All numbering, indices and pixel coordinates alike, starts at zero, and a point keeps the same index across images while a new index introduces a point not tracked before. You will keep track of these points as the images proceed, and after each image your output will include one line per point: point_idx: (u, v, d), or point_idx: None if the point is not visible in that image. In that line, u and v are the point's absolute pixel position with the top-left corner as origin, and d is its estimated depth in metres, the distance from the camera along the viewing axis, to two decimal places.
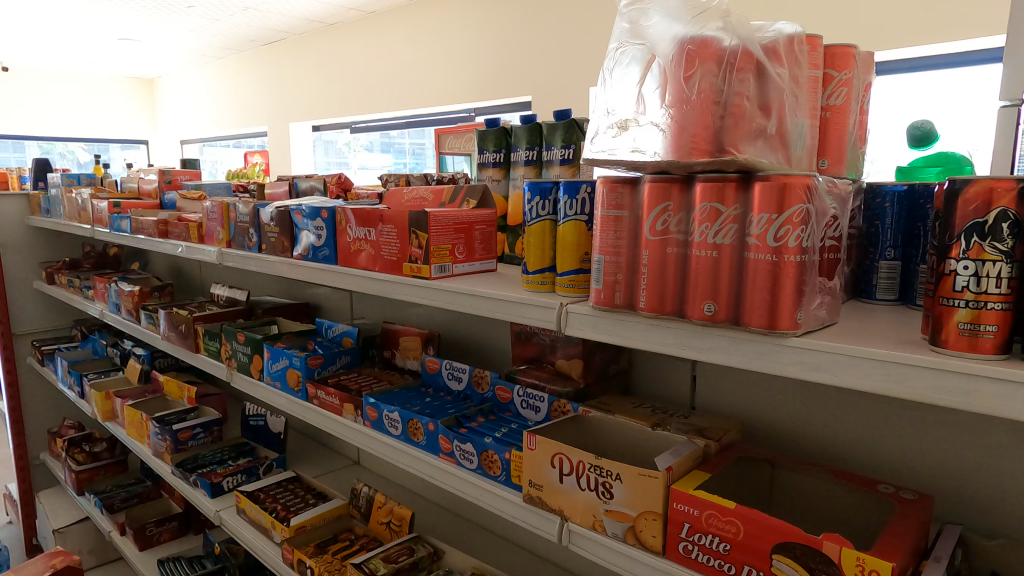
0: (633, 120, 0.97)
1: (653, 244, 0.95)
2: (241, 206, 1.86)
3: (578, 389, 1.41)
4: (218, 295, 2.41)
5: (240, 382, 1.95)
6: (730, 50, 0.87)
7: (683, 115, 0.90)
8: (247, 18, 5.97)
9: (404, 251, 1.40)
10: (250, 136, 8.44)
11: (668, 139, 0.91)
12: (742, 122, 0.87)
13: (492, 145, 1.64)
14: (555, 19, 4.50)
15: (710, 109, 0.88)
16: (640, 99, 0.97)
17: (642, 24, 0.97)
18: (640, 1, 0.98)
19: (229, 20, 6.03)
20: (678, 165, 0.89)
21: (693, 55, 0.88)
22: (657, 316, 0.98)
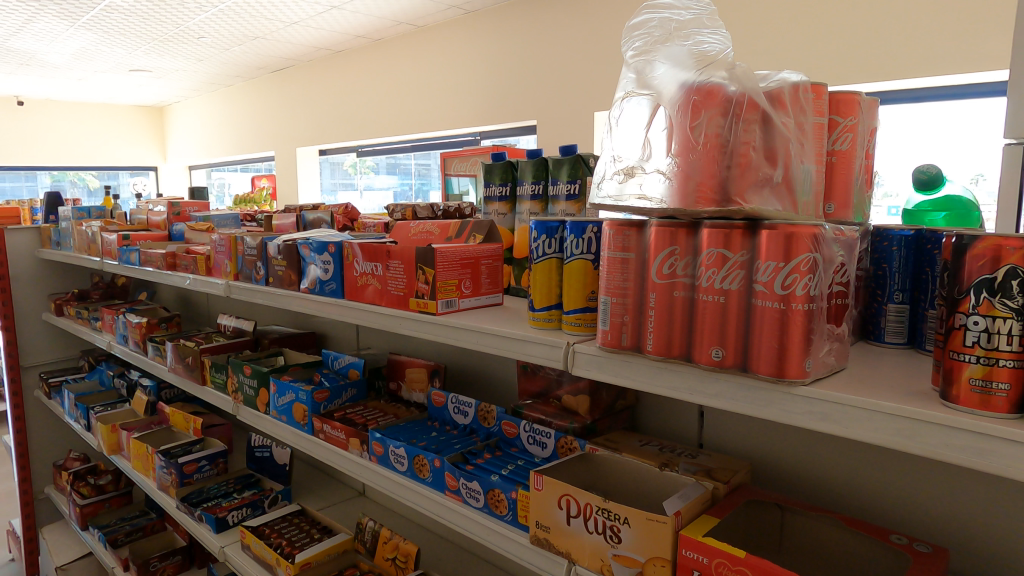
0: (639, 167, 0.98)
1: (661, 288, 0.95)
2: (248, 240, 1.87)
3: (585, 425, 1.41)
4: (225, 325, 2.43)
5: (246, 414, 1.95)
6: (735, 99, 0.89)
7: (689, 162, 0.91)
8: (256, 47, 6.07)
9: (411, 285, 1.40)
10: (258, 162, 8.54)
11: (674, 187, 0.92)
12: (748, 172, 0.88)
13: (498, 179, 1.65)
14: (559, 48, 4.55)
15: (716, 157, 0.89)
16: (645, 144, 0.98)
17: (648, 73, 0.99)
18: (646, 52, 1.01)
19: (237, 50, 6.14)
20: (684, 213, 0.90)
21: (698, 104, 0.90)
22: (664, 359, 0.98)
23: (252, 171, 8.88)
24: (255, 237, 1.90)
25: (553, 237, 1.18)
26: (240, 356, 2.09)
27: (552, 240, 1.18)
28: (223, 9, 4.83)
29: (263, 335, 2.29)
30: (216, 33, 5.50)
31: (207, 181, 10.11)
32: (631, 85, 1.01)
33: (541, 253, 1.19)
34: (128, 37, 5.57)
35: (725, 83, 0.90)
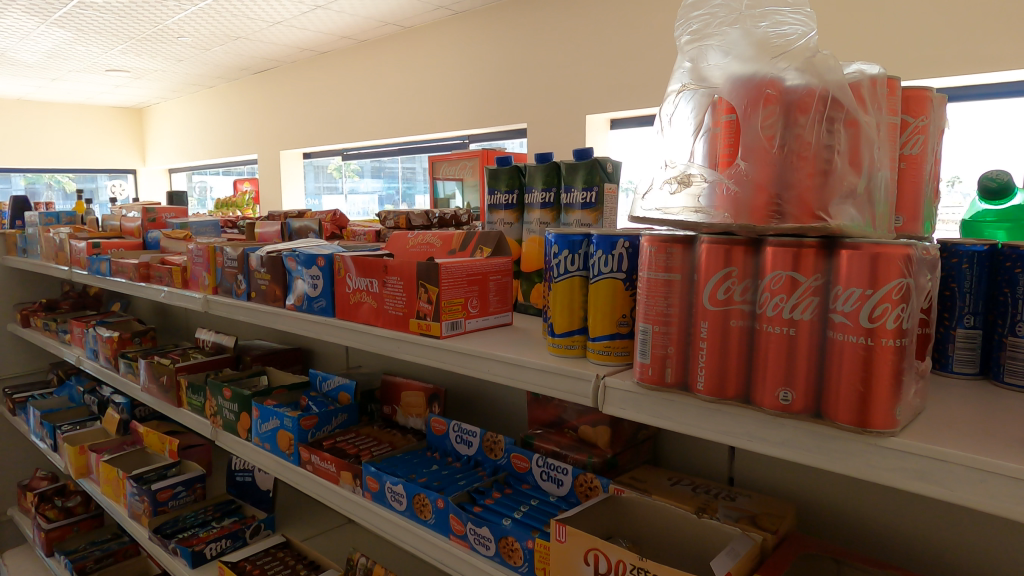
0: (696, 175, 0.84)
1: (713, 316, 0.81)
2: (228, 250, 1.71)
3: (605, 459, 1.27)
4: (203, 341, 2.27)
5: (225, 442, 1.78)
6: (816, 95, 0.76)
7: (761, 170, 0.77)
8: (238, 48, 5.87)
9: (411, 305, 1.25)
10: (240, 165, 8.32)
11: (741, 200, 0.79)
12: (830, 182, 0.75)
13: (504, 185, 1.49)
14: (552, 49, 4.41)
15: (799, 165, 0.76)
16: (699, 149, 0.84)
17: (703, 64, 0.86)
18: (702, 38, 0.87)
19: (218, 50, 5.93)
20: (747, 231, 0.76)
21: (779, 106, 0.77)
22: (717, 400, 0.84)
23: (234, 175, 8.66)
24: (237, 247, 1.73)
25: (578, 253, 1.03)
26: (219, 376, 1.92)
27: (576, 256, 1.03)
28: (203, 7, 4.65)
29: (245, 353, 2.13)
30: (196, 32, 5.30)
31: (187, 184, 9.86)
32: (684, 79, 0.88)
33: (563, 270, 1.04)
34: (103, 36, 5.35)
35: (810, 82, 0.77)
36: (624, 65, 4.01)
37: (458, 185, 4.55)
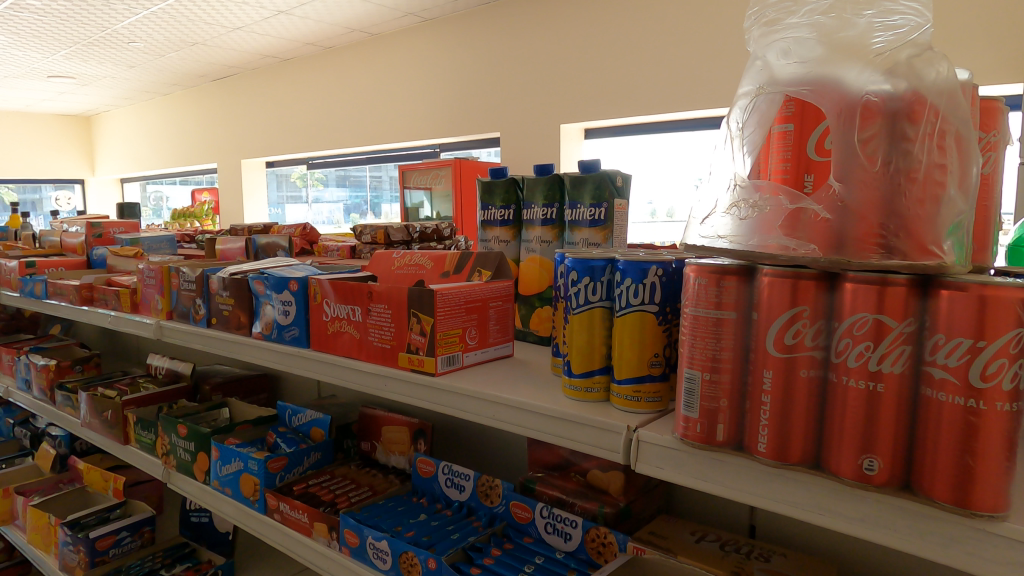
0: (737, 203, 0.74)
1: (778, 365, 0.69)
2: (185, 270, 1.52)
3: (618, 510, 1.12)
4: (157, 368, 2.07)
5: (180, 485, 1.58)
6: (921, 107, 0.65)
7: (861, 195, 0.66)
8: (194, 54, 5.59)
9: (401, 337, 1.09)
10: (198, 174, 7.98)
11: (816, 233, 0.68)
12: (940, 208, 0.65)
13: (499, 201, 1.34)
14: (524, 59, 4.29)
15: (903, 185, 0.65)
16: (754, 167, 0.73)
17: (770, 63, 0.74)
18: (769, 36, 0.77)
19: (173, 55, 5.64)
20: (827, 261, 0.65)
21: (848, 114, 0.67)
22: (779, 465, 0.71)
23: (191, 185, 8.32)
24: (194, 267, 1.55)
25: (600, 281, 0.88)
26: (173, 410, 1.72)
27: (598, 285, 0.88)
28: (156, 10, 4.39)
29: (203, 381, 1.93)
30: (149, 37, 5.03)
31: (142, 194, 9.45)
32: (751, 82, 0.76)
33: (583, 301, 0.89)
34: (47, 39, 5.03)
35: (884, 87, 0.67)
36: (600, 76, 3.91)
37: (427, 196, 4.40)
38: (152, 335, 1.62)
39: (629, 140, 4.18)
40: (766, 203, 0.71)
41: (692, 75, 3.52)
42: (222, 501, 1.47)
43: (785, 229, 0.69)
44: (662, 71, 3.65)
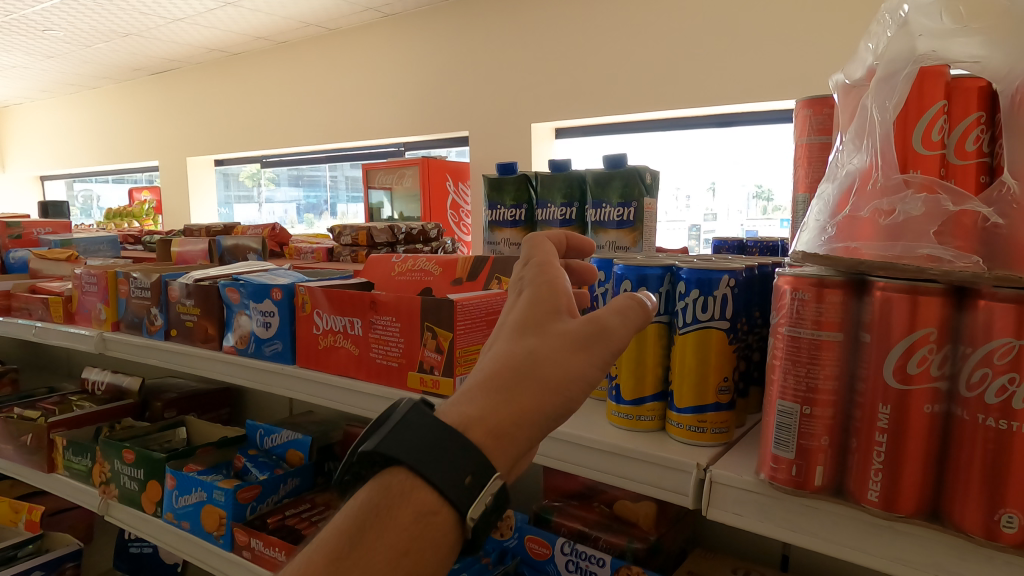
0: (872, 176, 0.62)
1: (894, 399, 0.58)
2: (137, 275, 1.34)
3: (649, 545, 1.00)
4: (97, 382, 1.87)
5: (124, 518, 1.39)
6: None
7: None
8: (128, 45, 5.00)
9: (412, 354, 0.95)
10: (133, 172, 7.37)
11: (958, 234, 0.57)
12: None
13: (509, 199, 1.22)
14: (491, 56, 3.96)
15: None
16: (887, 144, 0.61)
17: (909, 40, 0.63)
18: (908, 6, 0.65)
19: (101, 46, 5.02)
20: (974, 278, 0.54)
21: (948, 105, 0.60)
22: (889, 516, 0.60)
23: (129, 183, 7.60)
24: (148, 271, 1.37)
25: (658, 292, 0.78)
26: (117, 431, 1.52)
27: (655, 297, 0.78)
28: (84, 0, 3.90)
29: (154, 397, 1.74)
30: (73, 27, 4.43)
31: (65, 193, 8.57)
32: (868, 67, 0.66)
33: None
34: None
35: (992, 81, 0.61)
36: (570, 77, 3.63)
37: (391, 198, 4.19)
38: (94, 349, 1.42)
39: (602, 140, 3.88)
40: (909, 203, 0.58)
41: (677, 73, 3.26)
42: (176, 537, 1.27)
43: (936, 236, 0.57)
44: (644, 71, 3.36)
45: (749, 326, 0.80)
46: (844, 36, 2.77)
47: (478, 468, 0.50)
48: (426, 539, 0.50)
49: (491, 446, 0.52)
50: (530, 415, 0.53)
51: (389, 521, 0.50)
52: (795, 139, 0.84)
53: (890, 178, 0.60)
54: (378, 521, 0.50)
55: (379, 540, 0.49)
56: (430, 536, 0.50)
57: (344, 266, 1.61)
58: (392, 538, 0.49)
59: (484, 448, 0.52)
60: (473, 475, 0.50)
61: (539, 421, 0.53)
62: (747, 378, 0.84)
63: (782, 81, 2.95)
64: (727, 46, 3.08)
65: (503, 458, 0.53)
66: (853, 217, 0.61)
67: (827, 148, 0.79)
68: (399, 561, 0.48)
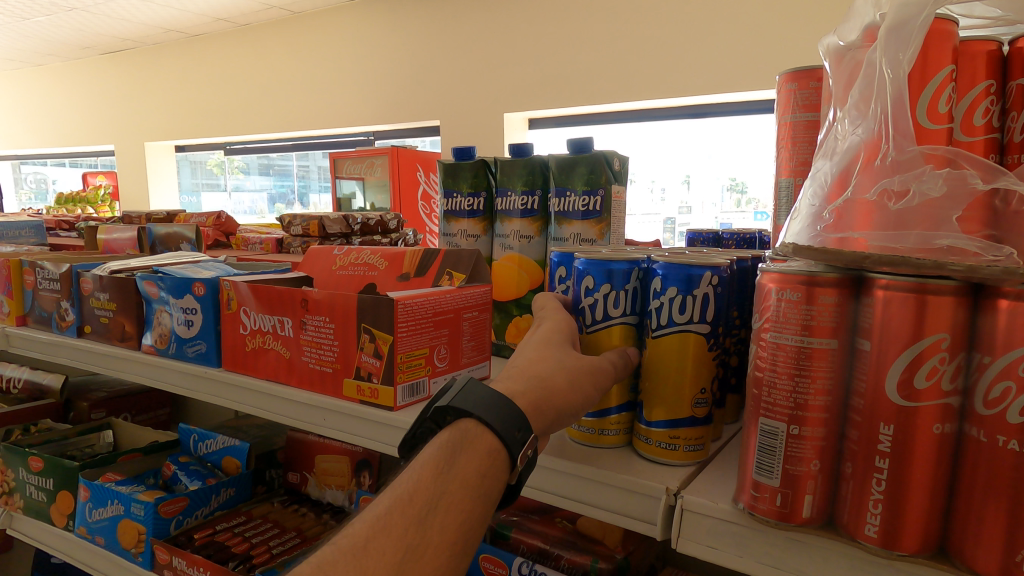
0: (881, 153, 0.51)
1: (896, 417, 0.48)
2: (45, 266, 1.21)
3: (615, 564, 0.91)
4: (13, 380, 1.71)
5: (33, 532, 1.25)
6: None
7: None
8: (76, 21, 4.71)
9: (349, 358, 0.84)
10: (88, 155, 6.99)
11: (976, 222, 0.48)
12: None
13: (466, 186, 1.11)
14: (463, 41, 3.81)
15: None
16: (894, 111, 0.51)
17: None
18: None
19: (48, 21, 4.72)
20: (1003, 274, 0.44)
21: (955, 70, 0.51)
22: (889, 556, 0.50)
23: (84, 167, 7.19)
24: (58, 261, 1.23)
25: (624, 289, 0.69)
26: (30, 436, 1.38)
27: (620, 295, 0.69)
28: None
29: (79, 397, 1.60)
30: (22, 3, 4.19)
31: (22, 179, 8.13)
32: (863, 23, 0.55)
33: (599, 318, 0.70)
34: None
35: (1001, 45, 0.53)
36: (544, 63, 3.51)
37: (361, 187, 4.06)
38: None
39: (574, 131, 3.79)
40: (927, 181, 0.49)
41: (649, 59, 3.18)
42: (91, 555, 1.14)
43: (958, 223, 0.48)
44: (619, 58, 3.26)
45: (728, 328, 0.71)
46: (819, 24, 2.71)
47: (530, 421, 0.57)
48: (493, 473, 0.55)
49: (536, 409, 0.59)
50: (559, 397, 0.62)
51: (466, 454, 0.54)
52: (777, 118, 0.74)
53: (903, 152, 0.50)
54: (458, 454, 0.54)
55: (463, 467, 0.53)
56: (496, 472, 0.55)
57: (289, 258, 1.48)
58: (472, 468, 0.53)
59: (531, 409, 0.58)
60: (524, 428, 0.56)
61: (562, 406, 0.62)
62: (724, 385, 0.76)
63: (757, 70, 2.88)
64: (700, 33, 3.01)
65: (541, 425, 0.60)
66: (855, 201, 0.51)
67: (814, 127, 0.70)
68: (479, 483, 0.53)
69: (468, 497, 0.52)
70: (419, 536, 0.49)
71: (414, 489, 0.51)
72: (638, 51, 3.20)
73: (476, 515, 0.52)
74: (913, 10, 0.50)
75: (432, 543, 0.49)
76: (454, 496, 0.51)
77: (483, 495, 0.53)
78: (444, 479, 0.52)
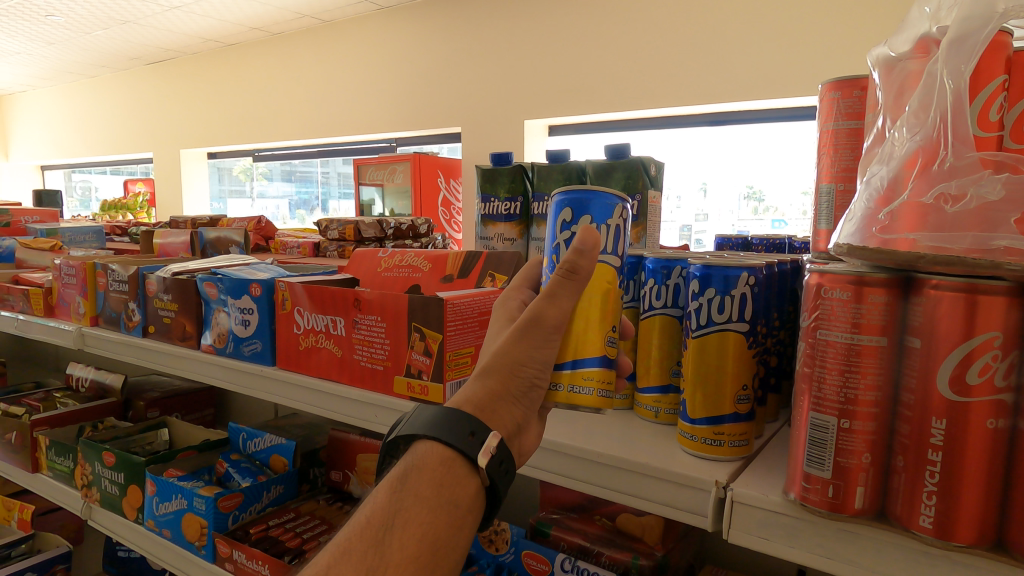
0: (938, 156, 0.53)
1: (948, 412, 0.50)
2: (115, 268, 1.26)
3: (655, 561, 0.93)
4: (80, 380, 1.76)
5: (107, 523, 1.30)
6: None
7: None
8: (127, 33, 4.89)
9: (400, 357, 0.88)
10: (128, 163, 7.19)
11: None
12: None
13: (503, 191, 1.14)
14: (490, 48, 3.85)
15: None
16: (949, 119, 0.53)
17: None
18: None
19: (102, 34, 4.91)
20: None
21: (1007, 82, 0.53)
22: (945, 547, 0.52)
23: (125, 174, 7.40)
24: (126, 263, 1.29)
25: (605, 225, 0.67)
26: (98, 432, 1.44)
27: (601, 229, 0.67)
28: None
29: (136, 396, 1.66)
30: (72, 12, 4.34)
31: (66, 184, 8.35)
32: (915, 34, 0.58)
33: None
34: None
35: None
36: (571, 70, 3.53)
37: (380, 193, 4.08)
38: (73, 345, 1.34)
39: (596, 137, 3.81)
40: (985, 184, 0.50)
41: (674, 67, 3.18)
42: (158, 546, 1.19)
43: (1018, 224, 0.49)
44: (645, 65, 3.28)
45: (768, 329, 0.73)
46: (848, 33, 2.69)
47: (483, 423, 0.59)
48: (454, 483, 0.58)
49: (491, 410, 0.62)
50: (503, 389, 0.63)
51: (421, 472, 0.58)
52: (818, 126, 0.76)
53: (960, 157, 0.52)
54: (412, 473, 0.58)
55: (417, 483, 0.57)
56: (454, 483, 0.58)
57: (331, 261, 1.53)
58: (426, 484, 0.57)
59: (483, 413, 0.61)
60: (476, 431, 0.59)
61: (509, 392, 0.64)
62: (764, 385, 0.77)
63: (784, 78, 2.87)
64: (725, 40, 3.01)
65: (503, 424, 0.62)
66: (908, 202, 0.53)
67: (857, 134, 0.72)
68: (438, 495, 0.56)
69: (426, 511, 0.55)
70: (378, 555, 0.52)
71: (370, 516, 0.55)
72: (664, 58, 3.21)
73: (438, 526, 0.55)
74: (971, 26, 0.52)
75: (391, 561, 0.52)
76: (408, 514, 0.54)
77: (446, 505, 0.56)
78: (398, 499, 0.56)
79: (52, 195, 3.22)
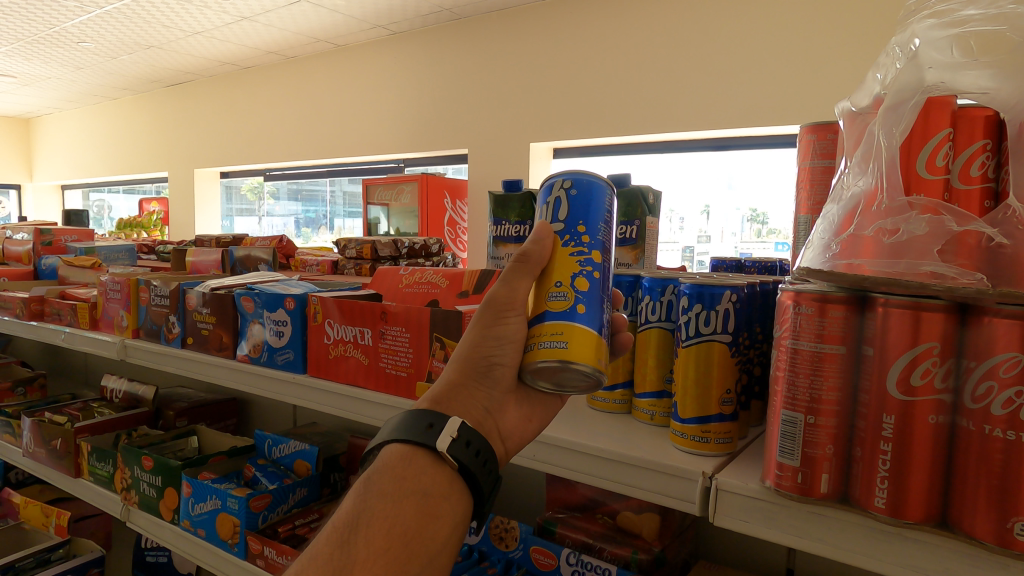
0: (881, 189, 0.63)
1: (898, 409, 0.59)
2: (157, 284, 1.37)
3: (653, 556, 1.01)
4: (114, 390, 1.90)
5: (144, 523, 1.39)
6: None
7: None
8: (150, 58, 5.08)
9: (420, 364, 0.97)
10: (144, 183, 7.37)
11: (963, 257, 0.58)
12: None
13: (515, 215, 1.23)
14: (497, 73, 3.99)
15: None
16: (897, 162, 0.63)
17: (919, 69, 0.65)
18: (910, 46, 0.67)
19: (126, 58, 5.10)
20: (995, 293, 0.55)
21: (954, 133, 0.62)
22: (901, 526, 0.61)
23: (139, 193, 7.57)
24: (167, 280, 1.40)
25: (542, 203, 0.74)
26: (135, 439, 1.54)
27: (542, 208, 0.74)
28: (111, 10, 3.95)
29: (166, 406, 1.76)
30: (101, 38, 4.52)
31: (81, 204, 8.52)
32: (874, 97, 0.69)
33: None
34: None
35: (999, 111, 0.62)
36: (576, 96, 3.66)
37: (387, 213, 4.21)
38: (113, 354, 1.45)
39: (598, 160, 3.93)
40: (913, 222, 0.60)
41: (676, 95, 3.31)
42: (193, 545, 1.28)
43: (939, 254, 0.58)
44: (648, 92, 3.40)
45: (750, 342, 0.82)
46: (842, 64, 2.82)
47: (438, 415, 0.69)
48: (417, 473, 0.67)
49: (450, 404, 0.72)
50: (462, 379, 0.74)
51: (384, 472, 0.68)
52: (798, 163, 0.87)
53: (893, 201, 0.62)
54: (376, 474, 0.68)
55: (381, 481, 0.67)
56: (413, 471, 0.67)
57: (351, 278, 1.65)
58: (387, 479, 0.67)
59: (440, 407, 0.71)
60: (433, 423, 0.69)
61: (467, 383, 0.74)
62: (748, 392, 0.86)
63: (782, 106, 2.99)
64: (724, 70, 3.14)
65: (465, 411, 0.71)
66: (858, 236, 0.63)
67: (830, 172, 0.82)
68: (401, 487, 0.66)
69: (390, 503, 0.65)
70: (347, 549, 0.62)
71: (338, 522, 0.65)
72: (667, 87, 3.33)
73: (402, 514, 0.64)
74: (903, 98, 0.63)
75: (359, 551, 0.62)
76: (370, 514, 0.64)
77: (410, 494, 0.66)
78: (364, 500, 0.66)
79: (79, 215, 3.36)
